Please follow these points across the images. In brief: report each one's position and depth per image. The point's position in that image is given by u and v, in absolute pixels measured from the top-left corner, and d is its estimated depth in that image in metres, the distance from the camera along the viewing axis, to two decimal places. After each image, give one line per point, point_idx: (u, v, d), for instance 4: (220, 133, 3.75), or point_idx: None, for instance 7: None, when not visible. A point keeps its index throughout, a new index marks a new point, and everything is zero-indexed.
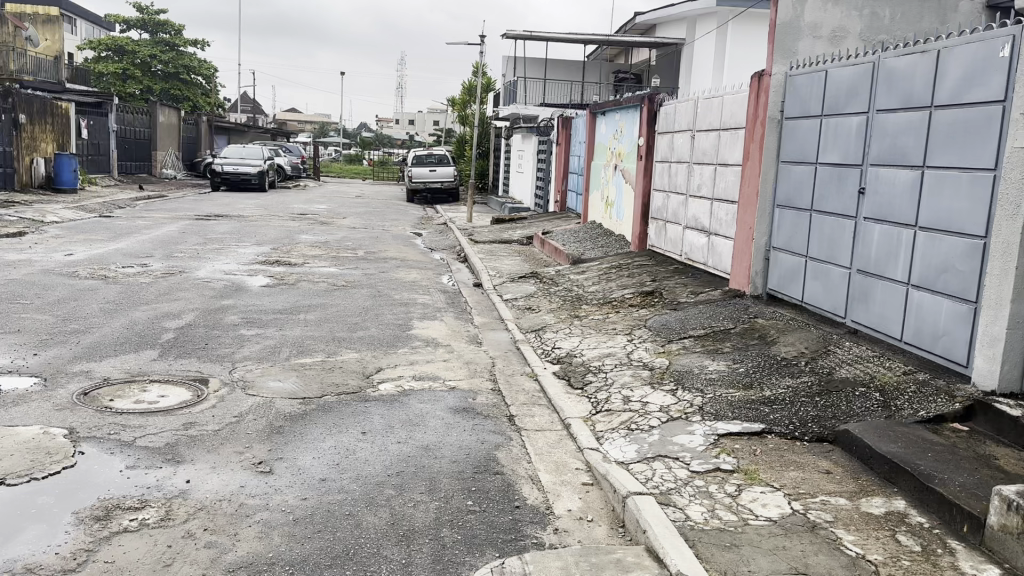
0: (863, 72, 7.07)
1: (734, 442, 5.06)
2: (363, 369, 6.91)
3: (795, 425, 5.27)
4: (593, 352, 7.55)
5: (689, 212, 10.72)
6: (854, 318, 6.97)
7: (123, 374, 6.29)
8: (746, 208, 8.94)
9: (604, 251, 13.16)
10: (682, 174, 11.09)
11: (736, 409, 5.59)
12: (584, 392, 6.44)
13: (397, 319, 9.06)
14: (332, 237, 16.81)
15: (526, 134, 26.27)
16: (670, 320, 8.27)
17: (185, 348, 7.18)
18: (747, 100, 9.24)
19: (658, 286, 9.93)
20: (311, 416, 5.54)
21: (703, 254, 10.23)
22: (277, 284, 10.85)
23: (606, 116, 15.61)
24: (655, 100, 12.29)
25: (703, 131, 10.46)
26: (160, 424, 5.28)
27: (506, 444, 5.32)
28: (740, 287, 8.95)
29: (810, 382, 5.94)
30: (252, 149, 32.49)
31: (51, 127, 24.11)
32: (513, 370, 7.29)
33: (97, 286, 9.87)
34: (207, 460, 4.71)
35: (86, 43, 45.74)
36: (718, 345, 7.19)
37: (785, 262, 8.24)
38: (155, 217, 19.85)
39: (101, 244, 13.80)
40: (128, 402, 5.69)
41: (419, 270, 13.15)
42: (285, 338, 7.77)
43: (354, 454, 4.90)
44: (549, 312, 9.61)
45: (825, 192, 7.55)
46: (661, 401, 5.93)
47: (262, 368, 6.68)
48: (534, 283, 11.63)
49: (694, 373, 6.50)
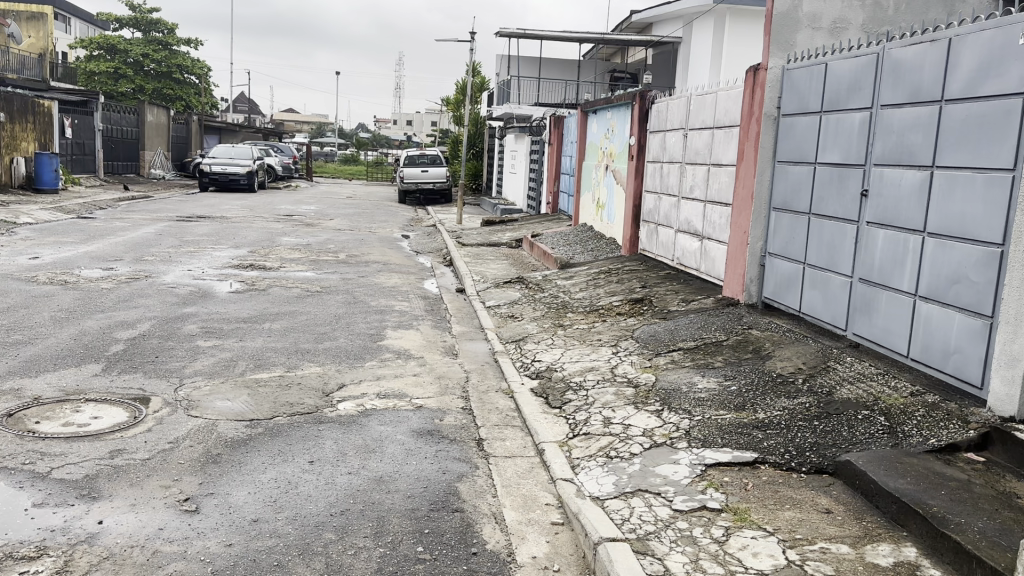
0: (866, 65, 6.55)
1: (722, 474, 4.53)
2: (324, 386, 6.36)
3: (792, 454, 4.73)
4: (574, 366, 7.01)
5: (681, 215, 10.19)
6: (856, 331, 6.44)
7: (57, 391, 5.72)
8: (741, 212, 8.41)
9: (594, 255, 12.62)
10: (674, 174, 10.56)
11: (726, 434, 5.05)
12: (562, 412, 5.89)
13: (369, 329, 8.51)
14: (315, 240, 16.26)
15: (519, 134, 25.74)
16: (658, 331, 7.74)
17: (132, 362, 6.62)
18: (742, 96, 8.72)
19: (648, 293, 9.38)
20: (255, 443, 4.99)
21: (696, 259, 9.70)
22: (247, 289, 10.30)
23: (597, 115, 15.08)
24: (647, 97, 11.78)
25: (697, 129, 9.93)
26: (84, 450, 4.69)
27: (471, 474, 4.78)
28: (734, 295, 8.41)
29: (809, 404, 5.41)
30: (241, 149, 31.87)
31: (32, 126, 23.56)
32: (488, 386, 6.75)
33: (54, 291, 9.31)
34: (126, 496, 4.15)
35: (78, 43, 45.29)
36: (709, 359, 6.66)
37: (781, 269, 7.72)
38: (136, 218, 19.30)
39: (70, 247, 13.24)
40: (56, 425, 5.11)
41: (401, 274, 12.61)
42: (245, 352, 7.23)
43: (295, 489, 4.36)
44: (532, 321, 9.07)
45: (825, 194, 7.02)
46: (644, 424, 5.38)
47: (211, 386, 6.15)
48: (520, 289, 11.08)
49: (681, 391, 5.96)
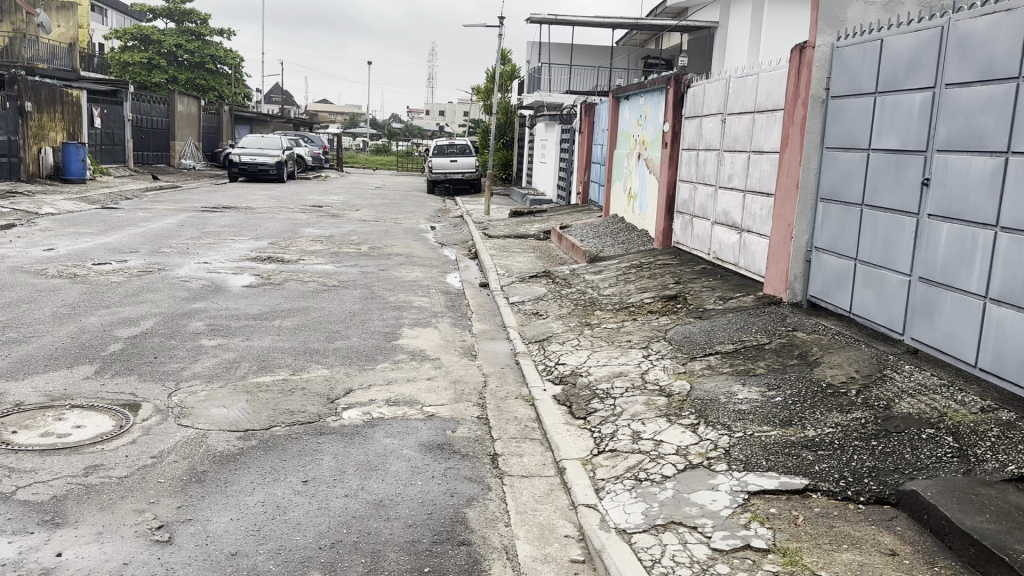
0: (928, 39, 5.89)
1: (768, 505, 3.97)
2: (329, 392, 5.88)
3: (848, 481, 4.16)
4: (600, 371, 6.45)
5: (719, 206, 9.55)
6: (915, 335, 5.81)
7: (41, 396, 5.31)
8: (784, 203, 7.78)
9: (625, 248, 12.03)
10: (710, 163, 9.91)
11: (772, 456, 4.48)
12: (586, 424, 5.33)
13: (384, 326, 8.03)
14: (338, 231, 15.86)
15: (549, 123, 25.12)
16: (694, 331, 7.15)
17: (128, 363, 6.20)
18: (786, 77, 8.07)
19: (683, 289, 8.77)
20: (247, 459, 4.52)
21: (734, 254, 9.06)
22: (261, 283, 9.90)
23: (630, 101, 14.42)
24: (683, 81, 11.13)
25: (736, 114, 9.28)
26: (58, 466, 4.25)
27: (483, 497, 4.26)
28: (776, 293, 7.78)
29: (865, 420, 4.82)
30: (270, 139, 31.60)
31: (61, 116, 23.47)
32: (507, 393, 6.22)
33: (62, 285, 8.97)
34: (93, 523, 3.70)
35: (112, 34, 45.52)
36: (750, 365, 6.07)
37: (829, 265, 7.08)
38: (159, 209, 19.06)
39: (88, 238, 12.98)
40: (34, 435, 4.70)
41: (423, 267, 12.13)
42: (249, 352, 6.79)
43: (282, 516, 3.88)
44: (558, 319, 8.52)
45: (880, 184, 6.37)
46: (678, 440, 4.81)
47: (208, 391, 5.71)
48: (546, 284, 10.54)
49: (719, 402, 5.37)
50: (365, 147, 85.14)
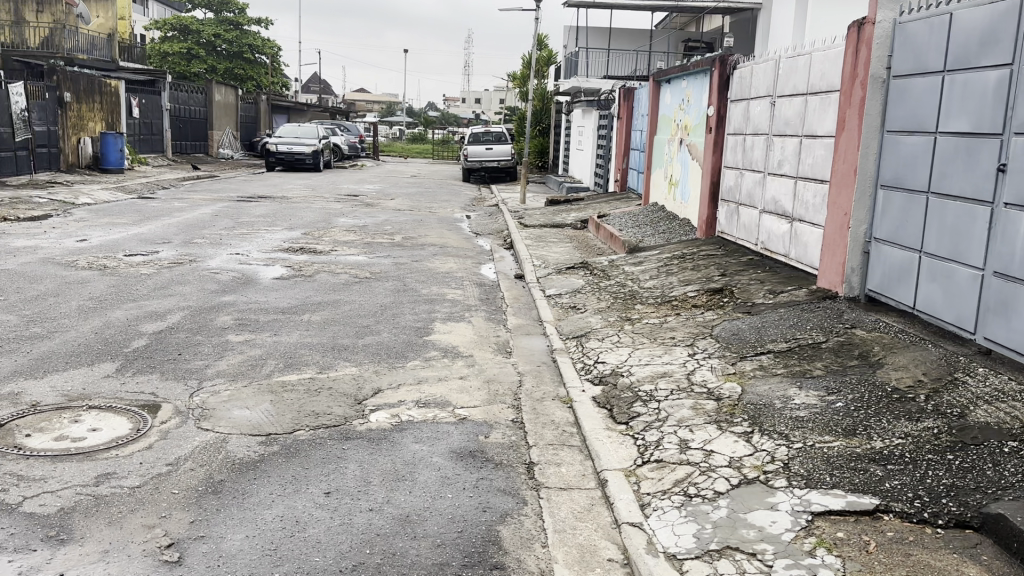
0: (1005, 11, 5.38)
1: (834, 528, 3.59)
2: (357, 392, 5.60)
3: (923, 502, 3.75)
4: (643, 371, 6.05)
5: (768, 193, 9.07)
6: (988, 335, 5.33)
7: (58, 396, 5.09)
8: (841, 190, 7.31)
9: (666, 237, 11.58)
10: (758, 147, 9.42)
11: (837, 471, 4.08)
12: (628, 430, 4.95)
13: (416, 321, 7.73)
14: (372, 221, 15.63)
15: (586, 109, 24.58)
16: (743, 328, 6.73)
17: (151, 361, 5.98)
18: (843, 56, 7.57)
19: (728, 282, 8.33)
20: (267, 467, 4.24)
21: (785, 244, 8.59)
22: (292, 276, 9.66)
23: (671, 84, 13.91)
24: (729, 62, 10.62)
25: (787, 97, 8.79)
26: (68, 474, 4.01)
27: (518, 513, 3.92)
28: (831, 287, 7.32)
29: (937, 430, 4.38)
30: (307, 127, 31.55)
31: (100, 106, 23.59)
32: (544, 394, 5.88)
33: (92, 277, 8.83)
34: (100, 540, 3.44)
35: (152, 24, 45.92)
36: (806, 367, 5.64)
37: (891, 258, 6.60)
38: (194, 198, 19.03)
39: (122, 228, 12.90)
40: (47, 439, 4.47)
41: (457, 258, 11.81)
42: (277, 349, 6.53)
43: (302, 533, 3.59)
44: (596, 314, 8.14)
45: (947, 170, 5.89)
46: (730, 451, 4.42)
47: (232, 391, 5.45)
48: (584, 276, 10.15)
49: (774, 408, 4.97)
50: (402, 136, 85.09)
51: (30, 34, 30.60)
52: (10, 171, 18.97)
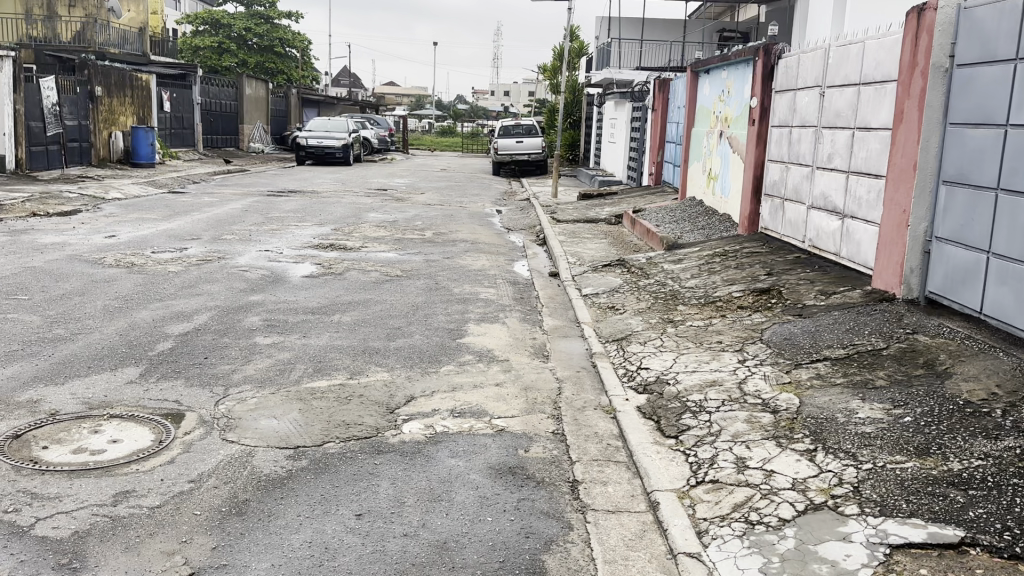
0: None
1: (916, 564, 3.23)
2: (389, 400, 5.32)
3: (1014, 534, 3.37)
4: (690, 379, 5.69)
5: (816, 189, 8.65)
6: None
7: (79, 404, 4.89)
8: (898, 187, 6.88)
9: (706, 234, 11.18)
10: (806, 140, 8.99)
11: (913, 496, 3.72)
12: (678, 445, 4.62)
13: (448, 322, 7.44)
14: (401, 216, 15.38)
15: (619, 102, 24.13)
16: (795, 333, 6.35)
17: (175, 365, 5.75)
18: (901, 44, 7.13)
19: (776, 282, 7.93)
20: (295, 485, 3.98)
21: (835, 242, 8.16)
22: (321, 273, 9.44)
23: (711, 74, 13.45)
24: (773, 51, 10.11)
25: (838, 87, 8.35)
26: (85, 493, 3.79)
27: (564, 539, 3.62)
28: (888, 288, 6.89)
29: (1021, 449, 3.99)
30: (337, 121, 31.45)
31: (131, 101, 23.63)
32: (584, 402, 5.56)
33: (118, 275, 8.68)
34: (116, 568, 3.20)
35: (185, 19, 46.16)
36: (868, 376, 5.26)
37: (954, 258, 6.17)
38: (224, 192, 18.92)
39: (151, 224, 12.78)
40: (65, 451, 4.26)
41: (489, 254, 11.51)
42: (305, 352, 6.28)
43: (332, 561, 3.31)
44: (636, 315, 7.78)
45: (1020, 164, 5.45)
46: (792, 471, 4.08)
47: (259, 398, 5.20)
48: (621, 274, 9.80)
49: (837, 423, 4.61)
50: (432, 129, 85.03)
51: (62, 28, 30.68)
52: (42, 165, 19.03)
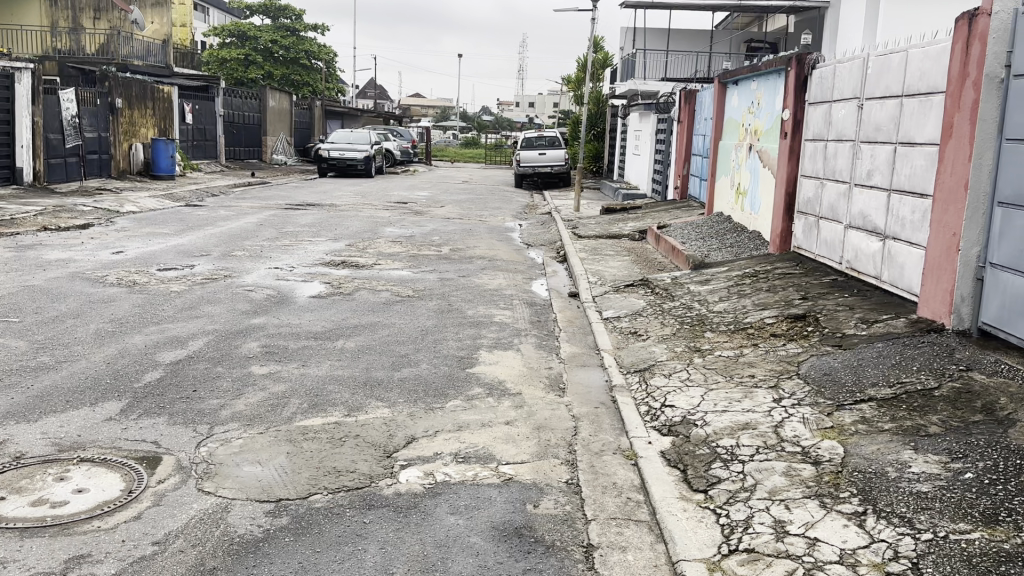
0: None
1: None
2: (387, 442, 4.84)
3: None
4: (720, 421, 5.15)
5: (855, 207, 8.09)
6: None
7: (49, 447, 4.47)
8: (947, 208, 6.31)
9: (735, 252, 10.61)
10: (843, 155, 8.44)
11: None
12: (708, 501, 4.10)
13: (458, 350, 6.96)
14: (419, 231, 14.97)
15: (643, 114, 23.61)
16: (835, 367, 5.80)
17: (160, 400, 5.32)
18: (950, 52, 6.57)
19: (812, 307, 7.36)
20: (271, 550, 3.52)
21: (876, 264, 7.60)
22: (329, 293, 9.02)
23: (740, 85, 12.91)
24: (806, 62, 9.64)
25: (878, 99, 7.80)
26: (34, 558, 3.35)
27: None
28: (935, 317, 6.32)
29: None
30: (359, 133, 31.23)
31: (153, 112, 23.55)
32: (602, 445, 5.05)
33: (118, 295, 8.32)
34: None
35: (212, 31, 46.40)
36: (920, 422, 4.69)
37: (1011, 287, 5.59)
38: (241, 206, 18.64)
39: (161, 239, 12.47)
40: (24, 503, 3.83)
41: (507, 273, 11.02)
42: (302, 384, 5.83)
43: None
44: (660, 343, 7.26)
45: None
46: (840, 540, 3.56)
47: (246, 440, 4.75)
48: (644, 296, 9.27)
49: (888, 480, 4.06)
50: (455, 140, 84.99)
51: (87, 40, 30.97)
52: (60, 177, 18.92)
